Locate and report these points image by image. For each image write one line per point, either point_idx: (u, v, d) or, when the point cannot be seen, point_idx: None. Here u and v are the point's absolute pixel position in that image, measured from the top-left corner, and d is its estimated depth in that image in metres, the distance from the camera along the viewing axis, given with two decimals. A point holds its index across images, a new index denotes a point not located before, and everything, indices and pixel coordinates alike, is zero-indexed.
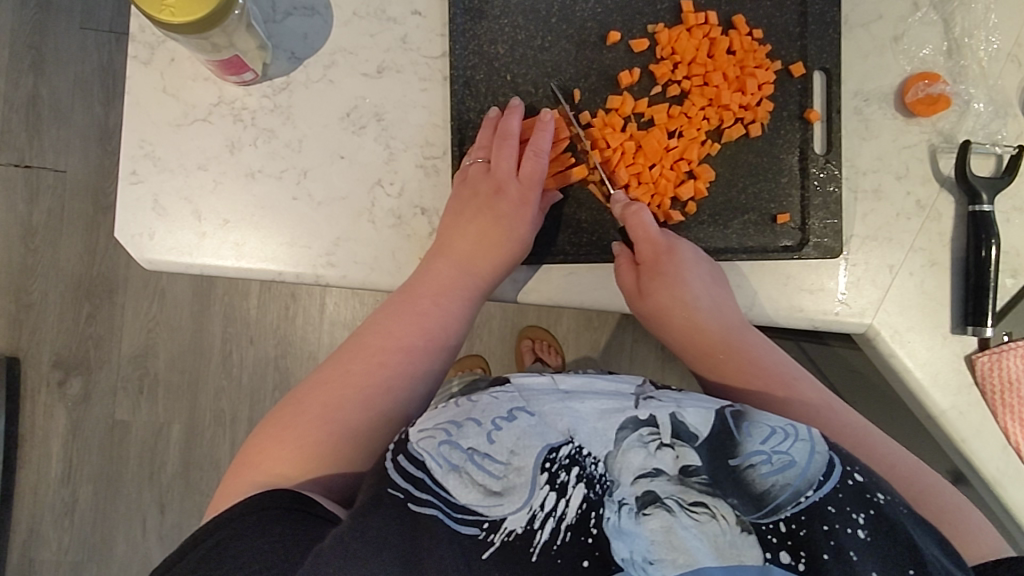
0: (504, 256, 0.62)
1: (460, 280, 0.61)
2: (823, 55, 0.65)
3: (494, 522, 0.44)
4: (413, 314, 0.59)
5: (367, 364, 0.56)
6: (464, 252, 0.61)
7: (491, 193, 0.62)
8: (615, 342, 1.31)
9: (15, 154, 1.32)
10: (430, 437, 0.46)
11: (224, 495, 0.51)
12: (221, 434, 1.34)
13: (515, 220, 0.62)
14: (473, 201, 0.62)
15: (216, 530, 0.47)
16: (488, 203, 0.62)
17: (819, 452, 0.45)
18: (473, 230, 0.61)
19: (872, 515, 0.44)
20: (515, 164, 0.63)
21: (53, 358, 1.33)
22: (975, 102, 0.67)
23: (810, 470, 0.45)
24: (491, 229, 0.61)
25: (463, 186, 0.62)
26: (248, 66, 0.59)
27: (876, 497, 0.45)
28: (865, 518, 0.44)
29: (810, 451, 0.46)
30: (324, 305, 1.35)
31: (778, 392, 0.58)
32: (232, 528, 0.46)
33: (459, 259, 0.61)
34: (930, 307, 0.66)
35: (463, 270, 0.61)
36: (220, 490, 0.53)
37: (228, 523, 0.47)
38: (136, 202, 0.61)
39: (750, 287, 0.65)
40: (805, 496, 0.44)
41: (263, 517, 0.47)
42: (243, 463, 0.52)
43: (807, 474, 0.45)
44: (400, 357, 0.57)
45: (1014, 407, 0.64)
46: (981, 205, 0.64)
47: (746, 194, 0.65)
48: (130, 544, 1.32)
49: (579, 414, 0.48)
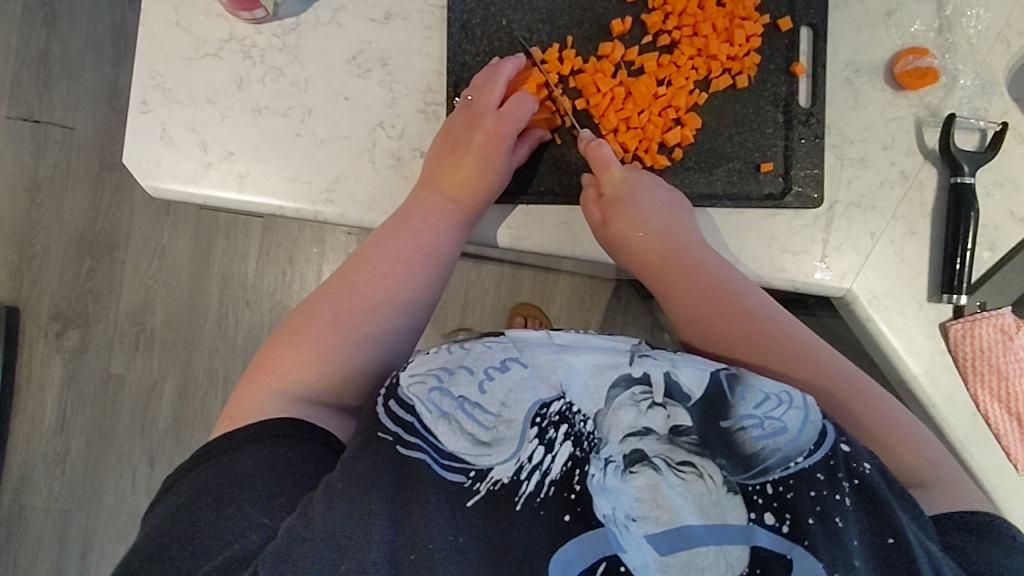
0: (484, 187, 0.64)
1: (443, 210, 0.63)
2: (811, 9, 0.68)
3: (481, 472, 0.45)
4: (408, 233, 0.62)
5: (370, 276, 0.60)
6: (447, 178, 0.63)
7: (467, 128, 0.64)
8: (605, 321, 1.34)
9: (24, 107, 1.34)
10: (420, 382, 0.47)
11: (241, 401, 0.54)
12: (215, 392, 1.36)
13: (492, 155, 0.64)
14: (453, 135, 0.64)
15: (222, 452, 0.49)
16: (468, 135, 0.64)
17: (812, 420, 0.46)
18: (451, 163, 0.64)
19: (856, 483, 0.46)
20: (498, 100, 0.65)
21: (52, 310, 1.35)
22: (962, 78, 0.69)
23: (802, 438, 0.46)
24: (467, 163, 0.64)
25: (448, 122, 0.65)
26: (259, 3, 0.61)
27: (863, 467, 0.47)
28: (852, 488, 0.46)
29: (804, 419, 0.46)
30: (320, 271, 1.36)
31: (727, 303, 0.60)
32: (240, 450, 0.49)
33: (443, 188, 0.63)
34: (908, 275, 0.68)
35: (447, 199, 0.63)
36: (232, 402, 0.55)
37: (234, 446, 0.49)
38: (145, 130, 0.63)
39: (735, 245, 0.67)
40: (795, 461, 0.45)
41: (286, 441, 0.50)
42: (259, 370, 0.55)
43: (798, 441, 0.46)
44: (401, 268, 0.61)
45: (984, 375, 0.66)
46: (963, 177, 0.66)
47: (731, 143, 0.68)
48: (120, 496, 1.34)
49: (573, 368, 0.48)
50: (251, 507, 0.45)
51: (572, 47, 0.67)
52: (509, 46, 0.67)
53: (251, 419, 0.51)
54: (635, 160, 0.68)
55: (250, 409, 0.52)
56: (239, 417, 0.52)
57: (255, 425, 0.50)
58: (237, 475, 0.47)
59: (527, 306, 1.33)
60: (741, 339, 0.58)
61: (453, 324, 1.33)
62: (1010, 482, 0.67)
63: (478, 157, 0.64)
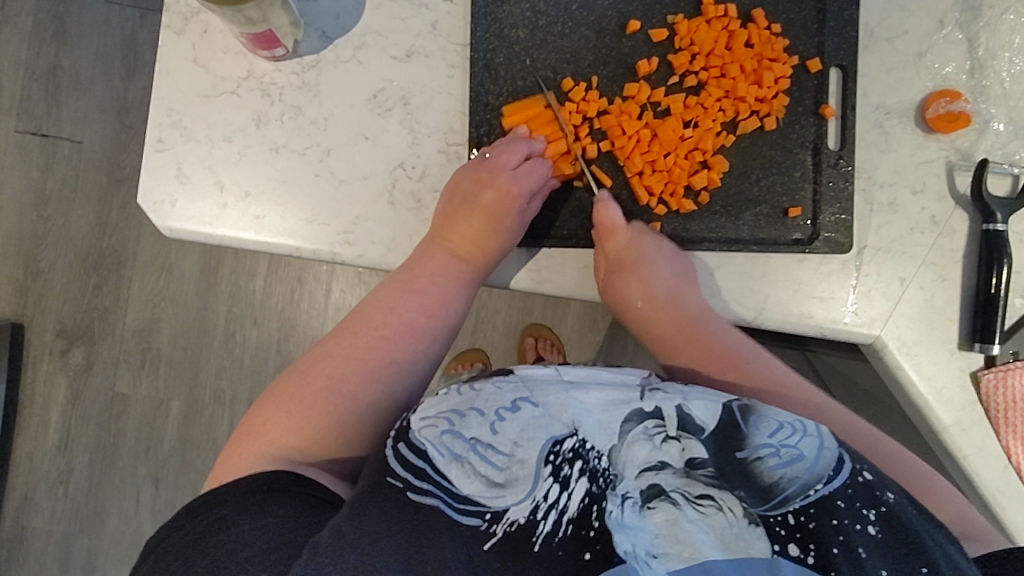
0: (494, 247, 0.63)
1: (450, 269, 0.62)
2: (841, 52, 0.67)
3: (497, 513, 0.44)
4: (413, 291, 0.61)
5: (370, 338, 0.58)
6: (455, 236, 0.62)
7: (478, 183, 0.62)
8: (617, 346, 1.32)
9: (33, 123, 1.33)
10: (432, 426, 0.47)
11: (229, 464, 0.51)
12: (220, 414, 1.34)
13: (503, 214, 0.63)
14: (463, 192, 0.62)
15: (222, 505, 0.47)
16: (477, 194, 0.62)
17: (829, 447, 0.45)
18: (460, 221, 0.62)
19: (882, 511, 0.43)
20: (513, 160, 0.63)
21: (57, 327, 1.33)
22: (995, 122, 0.67)
23: (819, 465, 0.44)
24: (477, 224, 0.62)
25: (461, 176, 0.63)
26: (279, 42, 0.60)
27: (886, 495, 0.44)
28: (875, 515, 0.43)
29: (819, 446, 0.45)
30: (329, 291, 1.35)
31: (728, 375, 0.59)
32: (240, 503, 0.47)
33: (451, 247, 0.62)
34: (939, 321, 0.66)
35: (453, 258, 0.62)
36: (221, 460, 0.53)
37: (232, 500, 0.47)
38: (160, 169, 0.62)
39: (761, 291, 0.66)
40: (814, 489, 0.43)
41: (276, 495, 0.48)
42: (248, 433, 0.54)
43: (816, 468, 0.44)
44: (402, 330, 0.59)
45: (1017, 427, 0.64)
46: (995, 224, 0.65)
47: (758, 186, 0.66)
48: (123, 518, 1.32)
49: (584, 405, 0.48)
50: (253, 562, 0.43)
51: (597, 87, 0.66)
52: (534, 85, 0.66)
53: (240, 475, 0.50)
54: (659, 204, 0.66)
55: (240, 472, 0.50)
56: (228, 476, 0.51)
57: (245, 479, 0.49)
58: (228, 535, 0.45)
59: (539, 329, 1.30)
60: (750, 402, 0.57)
61: (462, 348, 1.31)
62: None
63: (488, 218, 0.62)
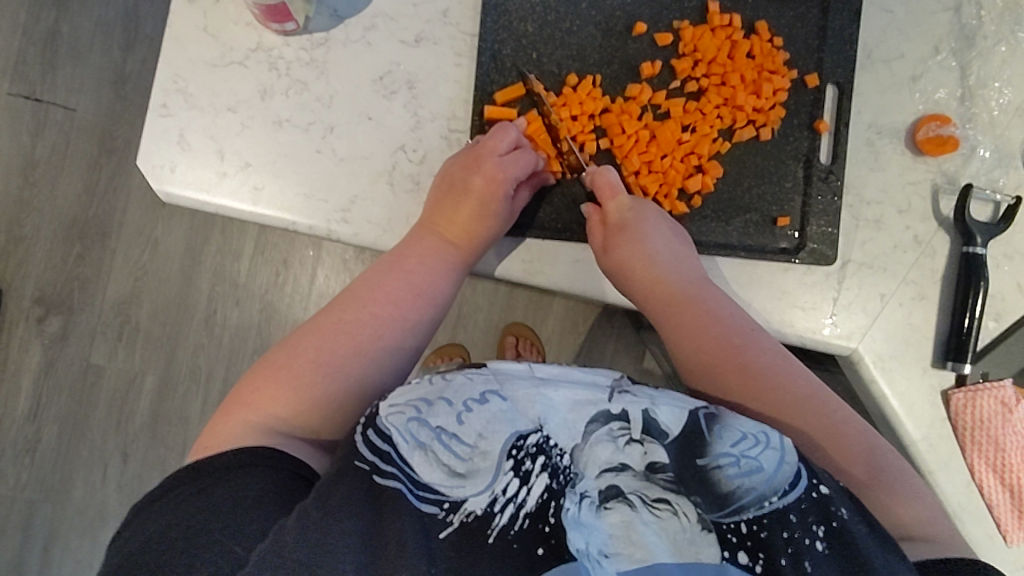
0: (482, 233, 0.63)
1: (437, 253, 0.63)
2: (838, 69, 0.68)
3: (455, 502, 0.44)
4: (401, 272, 0.61)
5: (359, 314, 0.59)
6: (444, 219, 0.63)
7: (466, 170, 0.62)
8: (597, 349, 1.33)
9: (26, 86, 1.32)
10: (399, 412, 0.46)
11: (215, 432, 0.52)
12: (196, 391, 1.33)
13: (490, 201, 0.62)
14: (452, 180, 0.63)
15: (183, 483, 0.47)
16: (467, 179, 0.62)
17: (788, 462, 0.45)
18: (449, 207, 0.63)
19: (832, 527, 0.44)
20: (505, 147, 0.63)
21: (36, 293, 1.32)
22: (981, 149, 0.70)
23: (777, 478, 0.45)
24: (464, 212, 0.62)
25: (455, 162, 0.63)
26: (291, 17, 0.61)
27: (840, 511, 0.44)
28: (824, 531, 0.44)
29: (781, 460, 0.45)
30: (314, 277, 1.34)
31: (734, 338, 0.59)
32: (198, 482, 0.47)
33: (439, 232, 0.63)
34: (914, 338, 0.68)
35: (441, 243, 0.63)
36: (206, 431, 0.53)
37: (195, 477, 0.47)
38: (162, 133, 0.62)
39: (744, 298, 0.67)
40: (768, 501, 0.44)
41: (255, 469, 0.47)
42: (235, 403, 0.54)
43: (773, 481, 0.44)
44: (391, 308, 0.60)
45: (982, 445, 0.66)
46: (974, 247, 0.66)
47: (750, 194, 0.68)
48: (88, 490, 1.30)
49: (552, 403, 0.47)
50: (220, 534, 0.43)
51: (600, 85, 0.67)
52: (538, 79, 0.67)
53: (223, 448, 0.50)
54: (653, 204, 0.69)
55: (227, 438, 0.51)
56: (211, 447, 0.50)
57: (229, 452, 0.49)
58: (211, 504, 0.45)
59: (519, 326, 1.31)
60: (750, 384, 0.56)
61: (444, 342, 1.32)
62: (1001, 555, 0.67)
63: (477, 204, 0.62)
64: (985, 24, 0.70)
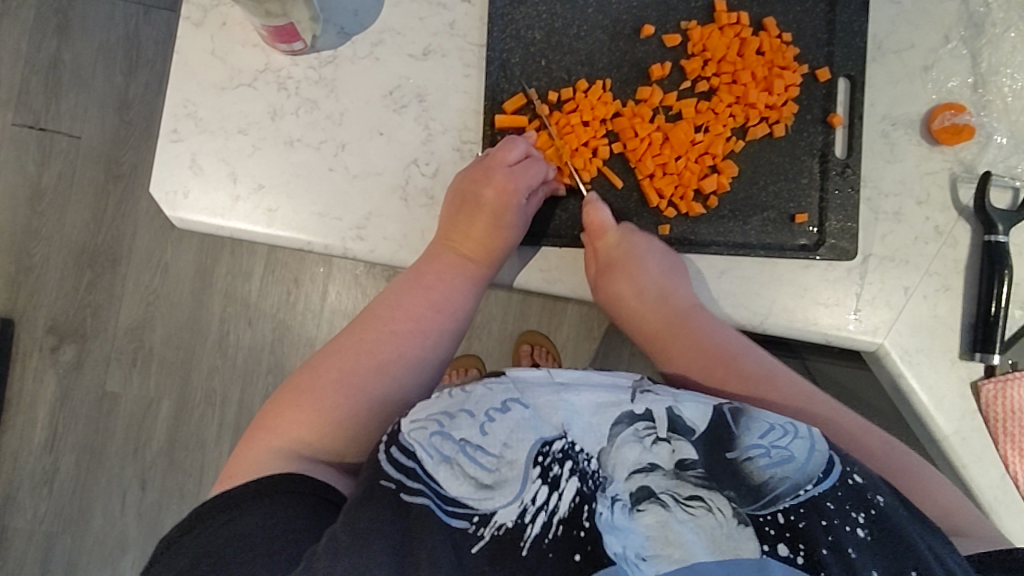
0: (498, 244, 0.63)
1: (453, 268, 0.62)
2: (849, 62, 0.68)
3: (485, 514, 0.43)
4: (421, 289, 0.61)
5: (380, 333, 0.58)
6: (459, 233, 0.62)
7: (477, 182, 0.62)
8: (613, 354, 1.32)
9: (31, 117, 1.32)
10: (422, 428, 0.45)
11: (239, 461, 0.51)
12: (211, 414, 1.33)
13: (504, 213, 0.62)
14: (462, 193, 0.62)
15: (209, 518, 0.46)
16: (477, 192, 0.62)
17: (819, 450, 0.45)
18: (462, 222, 0.62)
19: (872, 513, 0.43)
20: (514, 157, 0.63)
21: (48, 323, 1.32)
22: (997, 135, 0.69)
23: (809, 466, 0.45)
24: (479, 224, 0.62)
25: (464, 175, 0.63)
26: (299, 36, 0.60)
27: (877, 497, 0.44)
28: (864, 517, 0.43)
29: (810, 448, 0.45)
30: (325, 294, 1.34)
31: (732, 348, 0.62)
32: (225, 514, 0.46)
33: (455, 246, 0.62)
34: (941, 330, 0.67)
35: (457, 257, 0.62)
36: (231, 459, 0.52)
37: (221, 510, 0.46)
38: (173, 159, 0.62)
39: (767, 296, 0.66)
40: (803, 489, 0.44)
41: (281, 498, 0.47)
42: (259, 430, 0.53)
43: (806, 469, 0.44)
44: (411, 325, 0.60)
45: (1015, 436, 0.65)
46: (996, 235, 0.66)
47: (766, 192, 0.67)
48: (108, 518, 1.30)
49: (575, 407, 0.47)
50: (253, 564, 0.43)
51: (610, 90, 0.66)
52: (548, 86, 0.66)
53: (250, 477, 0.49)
54: (669, 207, 0.67)
55: (252, 466, 0.50)
56: (237, 477, 0.50)
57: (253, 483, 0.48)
58: (239, 536, 0.44)
59: (533, 335, 1.30)
60: (747, 384, 0.60)
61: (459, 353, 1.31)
62: None
63: (491, 217, 0.62)
64: (995, 10, 0.70)
